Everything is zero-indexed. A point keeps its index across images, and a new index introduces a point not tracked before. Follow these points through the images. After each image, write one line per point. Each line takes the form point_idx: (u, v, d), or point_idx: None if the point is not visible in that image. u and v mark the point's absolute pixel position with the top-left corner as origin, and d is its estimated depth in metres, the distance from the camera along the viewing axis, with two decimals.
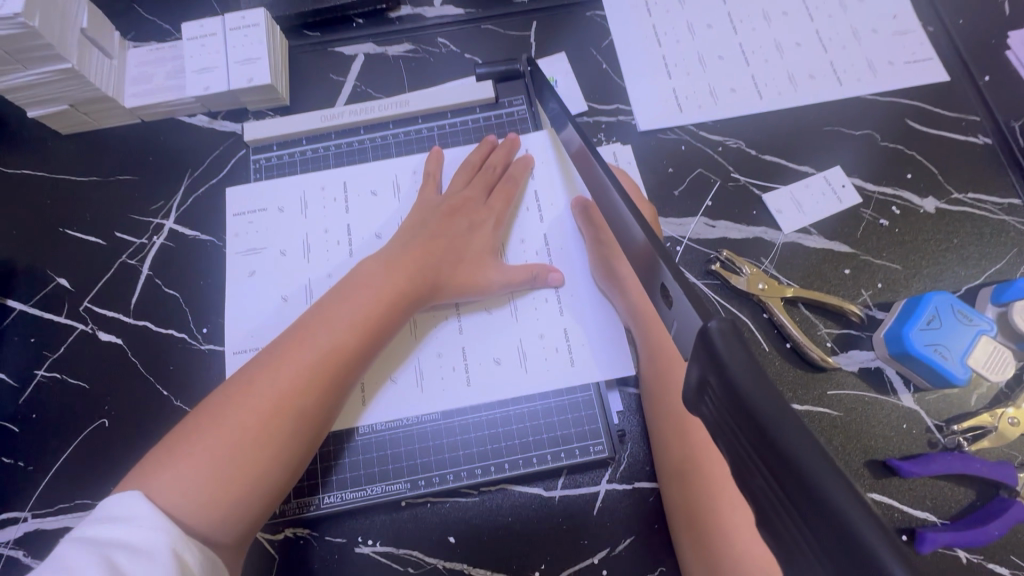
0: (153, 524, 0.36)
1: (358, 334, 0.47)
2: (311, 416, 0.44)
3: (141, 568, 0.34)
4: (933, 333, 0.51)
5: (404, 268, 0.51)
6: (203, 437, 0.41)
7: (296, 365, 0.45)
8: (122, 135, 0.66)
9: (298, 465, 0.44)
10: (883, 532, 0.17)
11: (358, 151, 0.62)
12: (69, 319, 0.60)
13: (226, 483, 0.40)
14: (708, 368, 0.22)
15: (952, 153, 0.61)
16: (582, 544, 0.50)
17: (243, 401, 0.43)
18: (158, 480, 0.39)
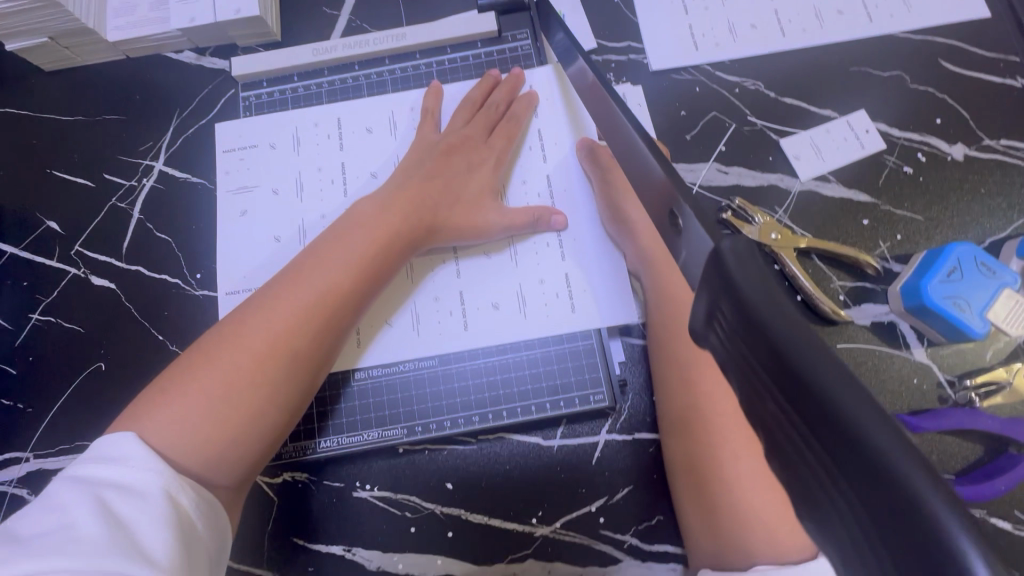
0: (145, 464, 0.35)
1: (354, 276, 0.46)
2: (308, 358, 0.43)
3: (134, 509, 0.33)
4: (953, 286, 0.49)
5: (400, 208, 0.49)
6: (196, 379, 0.40)
7: (291, 306, 0.43)
8: (106, 71, 0.62)
9: (295, 407, 0.44)
10: (921, 460, 0.15)
11: (352, 88, 0.59)
12: (61, 263, 0.58)
13: (221, 425, 0.39)
14: (720, 296, 0.20)
15: (986, 97, 0.57)
16: (580, 493, 0.50)
17: (238, 343, 0.42)
18: (149, 422, 0.38)
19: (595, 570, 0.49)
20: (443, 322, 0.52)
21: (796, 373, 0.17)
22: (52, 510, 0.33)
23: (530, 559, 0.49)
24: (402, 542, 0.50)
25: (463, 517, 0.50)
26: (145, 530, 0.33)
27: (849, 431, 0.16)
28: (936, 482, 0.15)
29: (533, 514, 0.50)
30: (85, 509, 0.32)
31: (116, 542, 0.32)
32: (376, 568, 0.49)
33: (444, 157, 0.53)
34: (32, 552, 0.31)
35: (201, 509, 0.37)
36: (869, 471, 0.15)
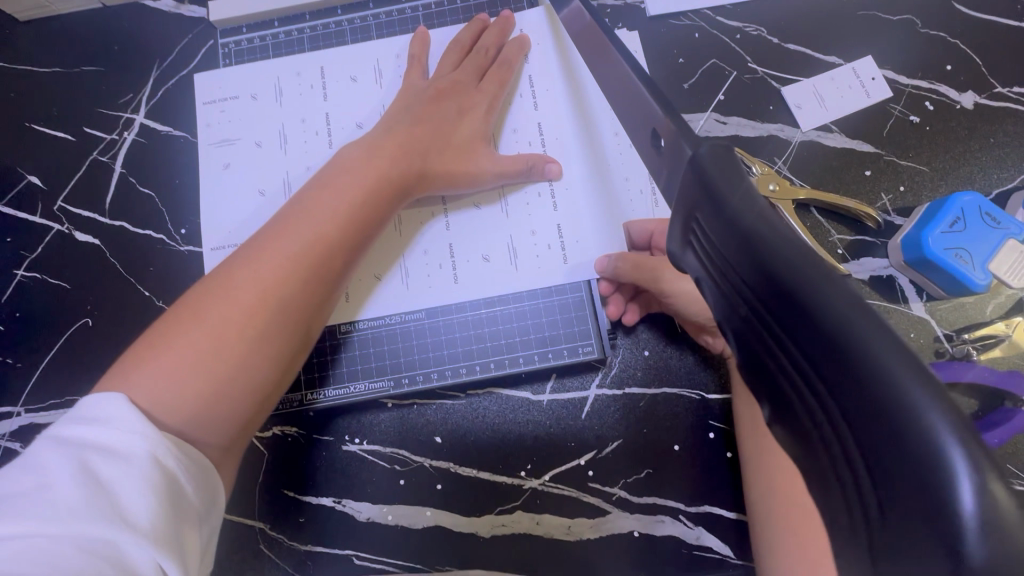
0: (129, 426, 0.31)
1: (344, 224, 0.43)
2: (302, 308, 0.41)
3: (115, 473, 0.30)
4: (956, 237, 0.47)
5: (386, 153, 0.47)
6: (181, 335, 0.37)
7: (281, 256, 0.40)
8: (82, 20, 0.60)
9: (292, 363, 0.41)
10: (908, 359, 0.15)
11: (336, 34, 0.57)
12: (44, 218, 0.57)
13: (212, 379, 0.36)
14: (702, 207, 0.21)
15: (1001, 43, 0.54)
16: (569, 447, 0.50)
17: (224, 294, 0.38)
18: (133, 383, 0.35)
19: (584, 522, 0.49)
20: (431, 277, 0.52)
21: (783, 288, 0.17)
22: (33, 472, 0.30)
23: (519, 511, 0.49)
24: (391, 495, 0.50)
25: (451, 470, 0.50)
26: (130, 499, 0.29)
27: (836, 335, 0.16)
28: (923, 379, 0.15)
29: (521, 467, 0.50)
30: (65, 472, 0.29)
31: (95, 509, 0.29)
32: (366, 519, 0.50)
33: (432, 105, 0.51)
34: (8, 515, 0.28)
35: (192, 474, 0.33)
36: (856, 373, 0.15)
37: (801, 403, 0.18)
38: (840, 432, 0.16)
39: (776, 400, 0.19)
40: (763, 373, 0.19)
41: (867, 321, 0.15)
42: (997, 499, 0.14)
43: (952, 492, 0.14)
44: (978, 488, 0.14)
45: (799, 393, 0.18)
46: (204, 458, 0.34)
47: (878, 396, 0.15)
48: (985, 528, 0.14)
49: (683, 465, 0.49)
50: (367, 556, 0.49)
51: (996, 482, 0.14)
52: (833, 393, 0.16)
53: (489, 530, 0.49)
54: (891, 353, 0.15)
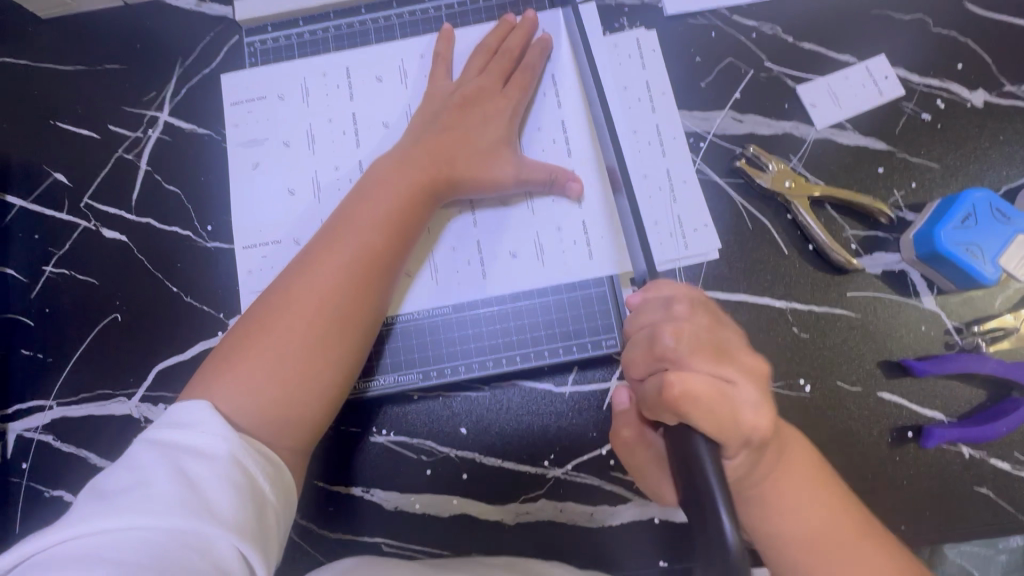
0: (214, 431, 0.38)
1: (382, 232, 0.47)
2: (352, 316, 0.45)
3: (202, 471, 0.35)
4: (966, 233, 0.49)
5: (415, 161, 0.49)
6: (255, 350, 0.43)
7: (328, 271, 0.45)
8: (105, 18, 0.61)
9: (352, 362, 0.46)
10: None
11: (360, 33, 0.58)
12: (71, 215, 0.58)
13: (282, 385, 0.42)
14: None
15: (1010, 42, 0.56)
16: (591, 437, 0.51)
17: (287, 309, 0.44)
18: (218, 394, 0.41)
19: (606, 509, 0.51)
20: (457, 272, 0.53)
21: None
22: (134, 470, 0.35)
23: (542, 499, 0.51)
24: (417, 484, 0.51)
25: (477, 460, 0.52)
26: (214, 494, 0.35)
27: None
28: None
29: (546, 457, 0.51)
30: (162, 471, 0.35)
31: (183, 501, 0.34)
32: (394, 508, 0.51)
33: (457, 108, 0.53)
34: (117, 506, 0.33)
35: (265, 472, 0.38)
36: None
37: None
38: None
39: None
40: None
41: None
42: None
43: None
44: None
45: None
46: (276, 456, 0.40)
47: None
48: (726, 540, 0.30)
49: None
50: (396, 543, 0.51)
51: None
52: None
53: (514, 517, 0.51)
54: None
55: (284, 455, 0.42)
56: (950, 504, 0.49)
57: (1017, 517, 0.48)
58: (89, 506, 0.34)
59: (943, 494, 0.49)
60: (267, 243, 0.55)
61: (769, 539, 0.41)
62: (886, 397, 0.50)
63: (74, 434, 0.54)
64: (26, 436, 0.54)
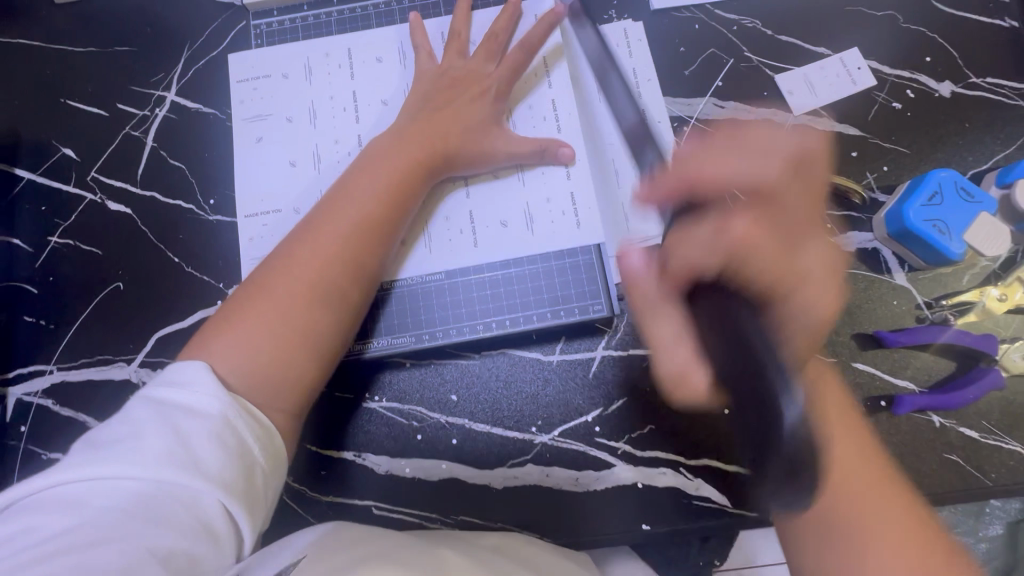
0: (207, 389, 0.39)
1: (382, 205, 0.49)
2: (352, 281, 0.47)
3: (192, 428, 0.37)
4: (933, 210, 0.51)
5: (413, 139, 0.52)
6: (258, 306, 0.45)
7: (331, 239, 0.47)
8: (119, 4, 0.63)
9: (348, 328, 0.48)
10: None
11: (362, 19, 0.61)
12: (77, 188, 0.60)
13: (280, 344, 0.44)
14: None
15: (975, 37, 0.59)
16: (576, 403, 0.53)
17: (288, 272, 0.46)
18: (219, 353, 0.43)
19: (591, 474, 0.52)
20: (449, 239, 0.55)
21: None
22: (129, 423, 0.37)
23: (530, 464, 0.53)
24: (407, 448, 0.53)
25: (466, 426, 0.53)
26: (201, 452, 0.37)
27: None
28: None
29: (536, 422, 0.53)
30: (154, 426, 0.37)
31: (172, 457, 0.36)
32: (384, 472, 0.53)
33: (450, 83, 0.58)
34: (110, 457, 0.36)
35: (254, 431, 0.40)
36: None
37: None
38: None
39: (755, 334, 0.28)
40: None
41: None
42: None
43: None
44: None
45: None
46: (268, 420, 0.42)
47: None
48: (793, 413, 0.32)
49: (683, 423, 0.52)
50: (386, 506, 0.52)
51: None
52: None
53: (501, 481, 0.52)
54: None
55: (277, 416, 0.43)
56: (921, 471, 0.50)
57: (984, 483, 0.50)
58: (86, 452, 0.36)
59: (914, 460, 0.51)
60: (269, 213, 0.57)
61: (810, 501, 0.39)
62: (861, 368, 0.52)
63: (73, 398, 0.56)
64: (26, 400, 0.55)
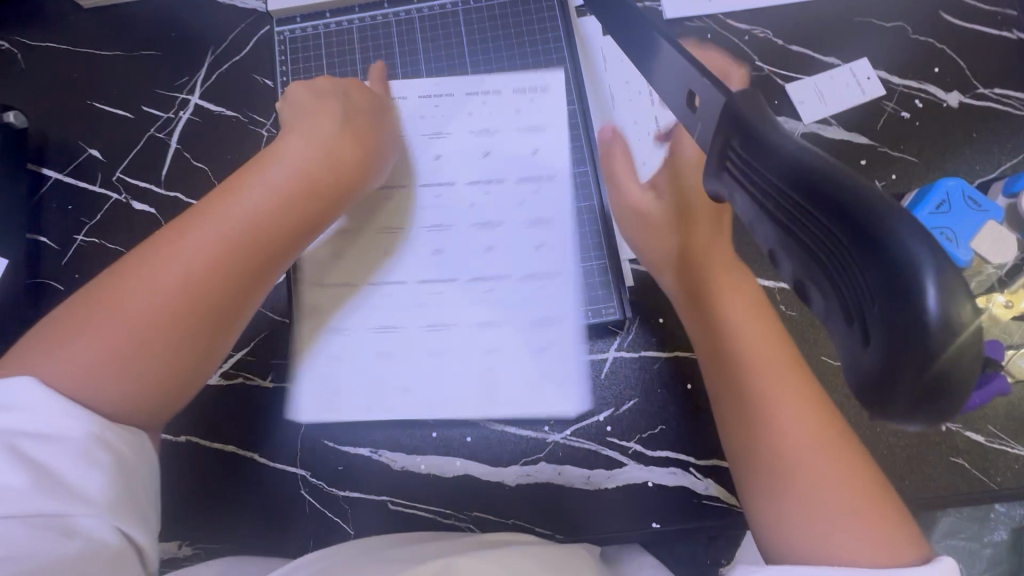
0: (63, 411, 0.36)
1: (275, 212, 0.46)
2: (228, 294, 0.43)
3: (53, 454, 0.35)
4: (942, 218, 0.52)
5: (323, 154, 0.50)
6: (114, 308, 0.39)
7: (203, 244, 0.42)
8: (145, 10, 0.65)
9: (214, 347, 0.43)
10: (907, 229, 0.20)
11: (382, 26, 0.63)
12: (103, 188, 0.62)
13: (127, 359, 0.39)
14: (745, 150, 0.26)
15: (984, 49, 0.60)
16: (589, 404, 0.54)
17: (148, 277, 0.40)
18: (55, 365, 0.37)
19: (601, 472, 0.53)
20: (422, 266, 0.57)
21: (823, 197, 0.22)
22: None
23: (542, 462, 0.54)
24: (423, 445, 0.54)
25: (481, 425, 0.54)
26: (76, 475, 0.35)
27: (848, 203, 0.21)
28: (916, 233, 0.20)
29: (546, 416, 0.54)
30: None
31: (41, 487, 0.34)
32: (400, 468, 0.54)
33: (448, 83, 0.61)
34: None
35: (129, 445, 0.38)
36: (875, 239, 0.20)
37: (838, 267, 0.22)
38: (851, 271, 0.21)
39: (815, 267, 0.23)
40: (815, 261, 0.23)
41: (883, 206, 0.20)
42: (955, 307, 0.19)
43: (919, 294, 0.19)
44: (939, 292, 0.19)
45: (834, 256, 0.22)
46: (136, 435, 0.40)
47: (873, 235, 0.20)
48: (948, 322, 0.19)
49: (694, 424, 0.54)
50: (401, 501, 0.54)
51: (961, 297, 0.19)
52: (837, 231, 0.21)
53: (514, 479, 0.54)
54: (895, 219, 0.20)
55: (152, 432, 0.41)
56: (926, 473, 0.52)
57: (989, 486, 0.51)
58: None
59: (919, 463, 0.52)
60: None
61: (745, 389, 0.42)
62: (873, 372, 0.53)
63: None
64: None
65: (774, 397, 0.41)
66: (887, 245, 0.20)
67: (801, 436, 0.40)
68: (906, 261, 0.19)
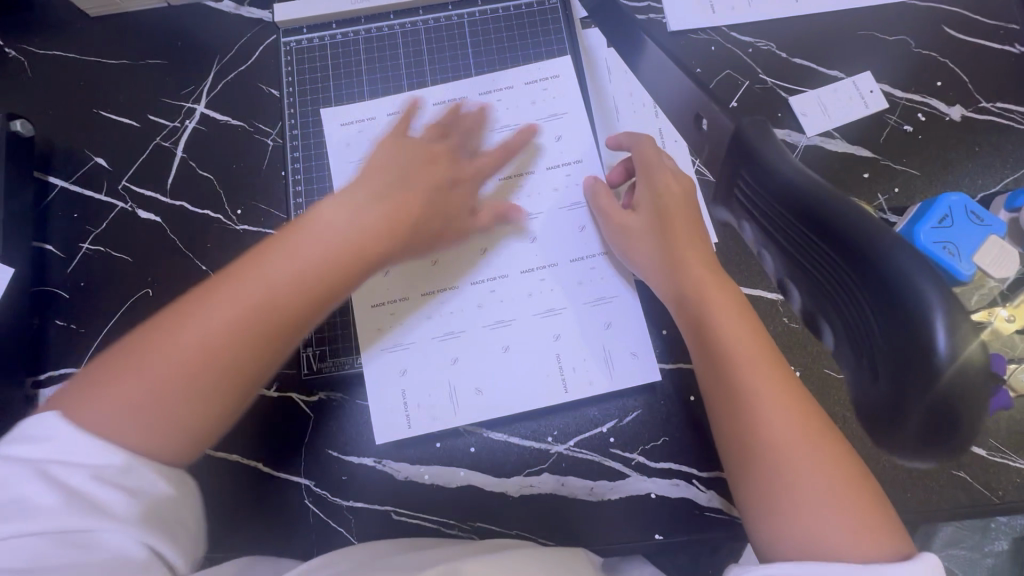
0: (89, 440, 0.35)
1: (298, 271, 0.43)
2: (255, 351, 0.41)
3: (78, 475, 0.34)
4: (944, 232, 0.52)
5: (372, 207, 0.49)
6: (147, 360, 0.39)
7: (235, 304, 0.41)
8: (152, 19, 0.66)
9: (240, 402, 0.41)
10: (914, 262, 0.20)
11: (387, 37, 0.65)
12: (108, 197, 0.62)
13: (155, 413, 0.38)
14: (749, 178, 0.27)
15: (986, 63, 0.61)
16: (593, 415, 0.55)
17: (179, 337, 0.39)
18: (88, 415, 0.37)
19: (605, 484, 0.54)
20: (439, 283, 0.57)
21: (829, 228, 0.22)
22: None
23: (545, 473, 0.54)
24: (427, 455, 0.54)
25: (484, 435, 0.55)
26: (101, 494, 0.34)
27: (850, 235, 0.21)
28: (923, 268, 0.20)
29: (588, 396, 0.55)
30: (27, 483, 0.33)
31: (67, 507, 0.33)
32: (404, 478, 0.54)
33: (459, 86, 0.62)
34: None
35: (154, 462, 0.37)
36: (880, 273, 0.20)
37: (848, 300, 0.22)
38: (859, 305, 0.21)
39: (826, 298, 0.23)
40: (825, 293, 0.23)
41: (887, 238, 0.20)
42: (966, 341, 0.19)
43: (927, 329, 0.19)
44: (948, 326, 0.19)
45: (842, 291, 0.22)
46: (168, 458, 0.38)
47: (878, 268, 0.20)
48: (957, 357, 0.19)
49: (696, 435, 0.54)
50: (406, 512, 0.54)
51: (970, 330, 0.19)
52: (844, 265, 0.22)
53: (518, 490, 0.54)
54: (899, 252, 0.20)
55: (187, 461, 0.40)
56: (928, 486, 0.52)
57: (991, 500, 0.51)
58: None
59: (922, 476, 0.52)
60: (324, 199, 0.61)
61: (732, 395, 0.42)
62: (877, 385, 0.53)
63: None
64: None
65: (757, 400, 0.41)
66: (892, 270, 0.20)
67: (785, 434, 0.39)
68: (912, 294, 0.19)
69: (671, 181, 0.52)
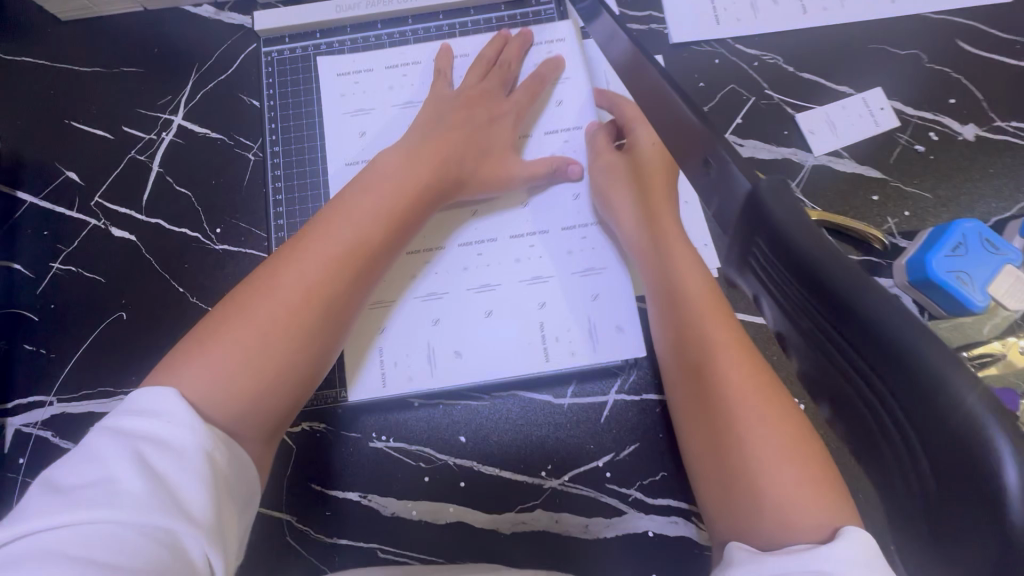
0: (182, 419, 0.33)
1: (387, 227, 0.46)
2: (343, 300, 0.43)
3: (170, 464, 0.32)
4: (957, 261, 0.50)
5: (427, 163, 0.51)
6: (243, 313, 0.39)
7: (320, 258, 0.42)
8: (126, 24, 0.62)
9: (325, 355, 0.42)
10: (963, 370, 0.16)
11: (376, 46, 0.62)
12: (80, 213, 0.59)
13: (248, 370, 0.38)
14: (750, 237, 0.22)
15: (1002, 80, 0.58)
16: (589, 449, 0.52)
17: (271, 291, 0.40)
18: (185, 376, 0.36)
19: (600, 521, 0.51)
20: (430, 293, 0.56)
21: (852, 316, 0.18)
22: (92, 461, 0.31)
23: (538, 509, 0.52)
24: (414, 491, 0.52)
25: (475, 469, 0.52)
26: (186, 488, 0.31)
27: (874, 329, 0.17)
28: (978, 386, 0.15)
29: (584, 425, 0.53)
30: (122, 462, 0.31)
31: (151, 498, 0.30)
32: (391, 514, 0.52)
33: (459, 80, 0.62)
34: (72, 502, 0.29)
35: (234, 465, 0.35)
36: (919, 380, 0.16)
37: (872, 409, 0.18)
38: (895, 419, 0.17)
39: (839, 400, 0.19)
40: (843, 398, 0.19)
41: (922, 336, 0.16)
42: None
43: (989, 459, 0.15)
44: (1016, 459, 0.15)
45: (867, 399, 0.18)
46: (243, 453, 0.36)
47: (915, 374, 0.16)
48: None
49: None
50: (391, 550, 0.51)
51: None
52: (874, 368, 0.17)
53: (510, 527, 0.51)
54: (938, 354, 0.16)
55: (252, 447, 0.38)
56: None
57: None
58: (39, 501, 0.30)
59: None
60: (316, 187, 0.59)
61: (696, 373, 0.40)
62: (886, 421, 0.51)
63: (75, 430, 0.55)
64: (24, 431, 0.54)
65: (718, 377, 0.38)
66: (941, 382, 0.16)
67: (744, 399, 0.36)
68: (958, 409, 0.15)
69: (654, 148, 0.55)
